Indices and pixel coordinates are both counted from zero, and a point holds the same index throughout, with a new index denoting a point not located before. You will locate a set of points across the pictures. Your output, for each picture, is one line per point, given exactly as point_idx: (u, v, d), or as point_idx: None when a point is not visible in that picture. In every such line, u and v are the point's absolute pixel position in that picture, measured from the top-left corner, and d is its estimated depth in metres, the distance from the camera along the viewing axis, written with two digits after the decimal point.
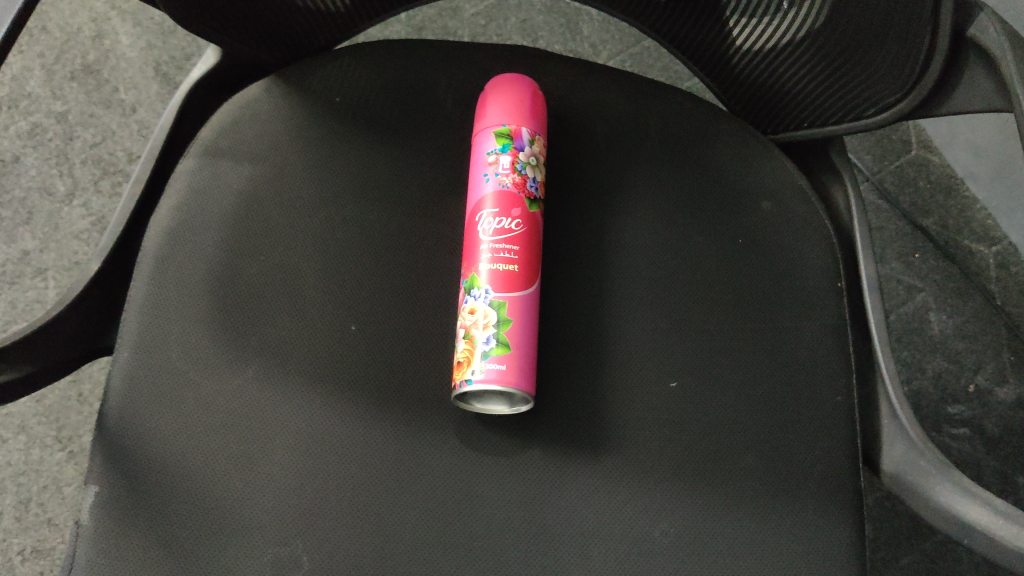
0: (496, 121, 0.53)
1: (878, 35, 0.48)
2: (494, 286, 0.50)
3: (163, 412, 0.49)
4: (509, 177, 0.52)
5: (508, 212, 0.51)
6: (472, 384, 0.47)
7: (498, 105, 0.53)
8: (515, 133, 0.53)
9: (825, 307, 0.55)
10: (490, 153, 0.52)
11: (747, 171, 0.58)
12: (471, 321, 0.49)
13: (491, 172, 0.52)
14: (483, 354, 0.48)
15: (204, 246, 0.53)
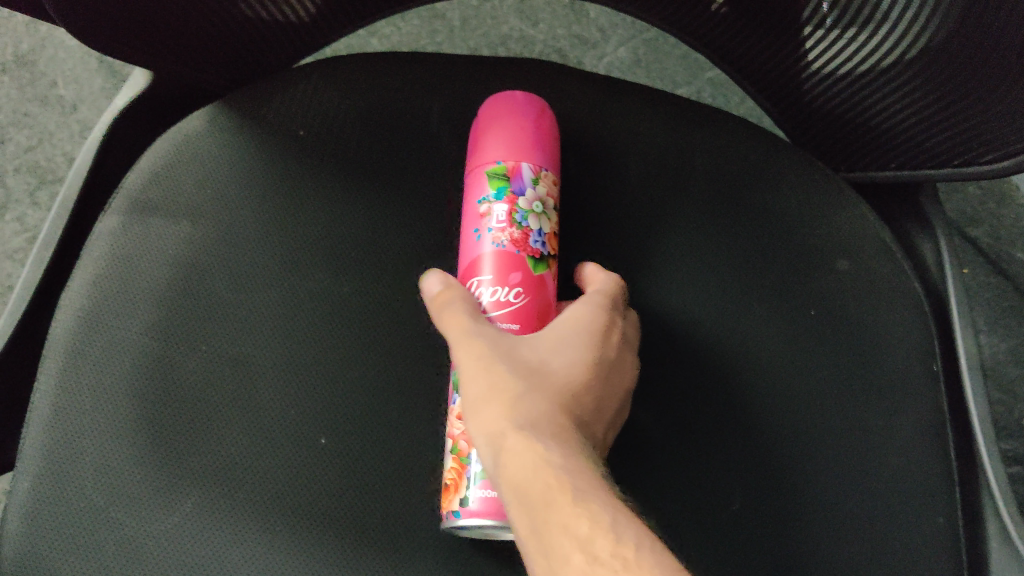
0: (488, 157, 0.41)
1: (1005, 68, 0.37)
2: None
3: (74, 565, 0.37)
4: (506, 233, 0.40)
5: (506, 278, 0.40)
6: (458, 518, 0.37)
7: (491, 135, 0.42)
8: (512, 172, 0.41)
9: (915, 400, 0.44)
10: (482, 199, 0.41)
11: (818, 219, 0.47)
12: (460, 429, 0.39)
13: (483, 227, 0.41)
14: (475, 477, 0.38)
15: (127, 334, 0.41)
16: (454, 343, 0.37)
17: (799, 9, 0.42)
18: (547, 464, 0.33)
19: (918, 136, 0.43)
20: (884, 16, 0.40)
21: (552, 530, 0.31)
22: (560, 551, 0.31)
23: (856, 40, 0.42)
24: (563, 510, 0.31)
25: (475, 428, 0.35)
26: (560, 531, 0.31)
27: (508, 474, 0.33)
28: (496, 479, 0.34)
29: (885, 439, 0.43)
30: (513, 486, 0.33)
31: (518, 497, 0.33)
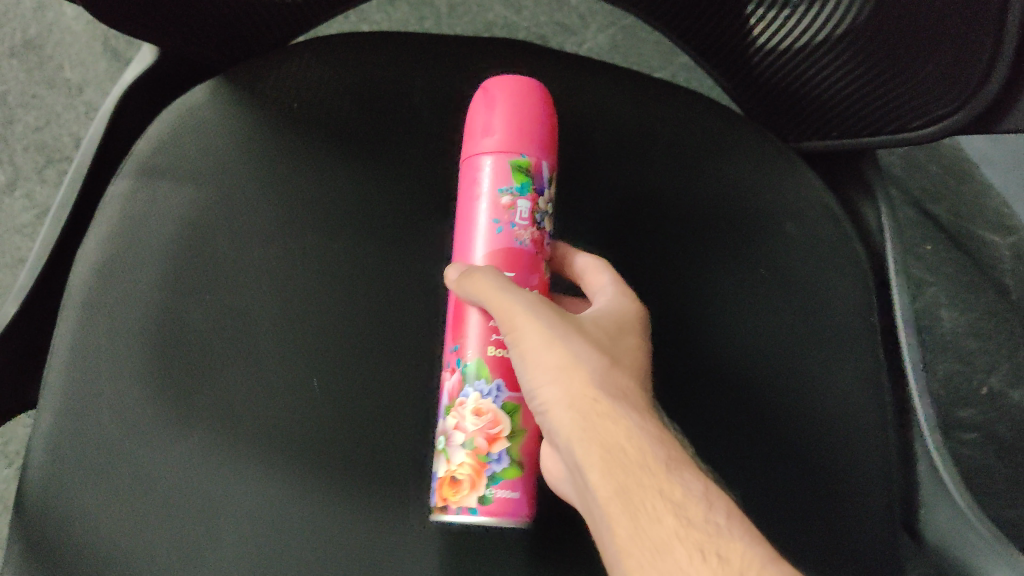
0: (514, 150, 0.43)
1: (930, 30, 0.42)
2: (508, 384, 0.43)
3: (93, 490, 0.42)
4: (528, 231, 0.44)
5: (527, 276, 0.44)
6: (476, 515, 0.41)
7: (515, 125, 0.43)
8: (535, 169, 0.44)
9: (857, 350, 0.48)
10: (505, 193, 0.43)
11: (769, 186, 0.51)
12: (473, 425, 0.42)
13: (505, 220, 0.44)
14: (493, 478, 0.42)
15: (138, 287, 0.45)
16: (510, 311, 0.40)
17: None
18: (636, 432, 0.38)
19: (858, 104, 0.48)
20: None
21: (647, 493, 0.37)
22: (660, 513, 0.37)
23: (794, 18, 0.47)
24: (658, 477, 0.37)
25: (547, 391, 0.39)
26: (656, 496, 0.37)
27: (594, 438, 0.38)
28: (575, 441, 0.39)
29: (822, 384, 0.48)
30: (601, 450, 0.38)
31: (607, 461, 0.38)
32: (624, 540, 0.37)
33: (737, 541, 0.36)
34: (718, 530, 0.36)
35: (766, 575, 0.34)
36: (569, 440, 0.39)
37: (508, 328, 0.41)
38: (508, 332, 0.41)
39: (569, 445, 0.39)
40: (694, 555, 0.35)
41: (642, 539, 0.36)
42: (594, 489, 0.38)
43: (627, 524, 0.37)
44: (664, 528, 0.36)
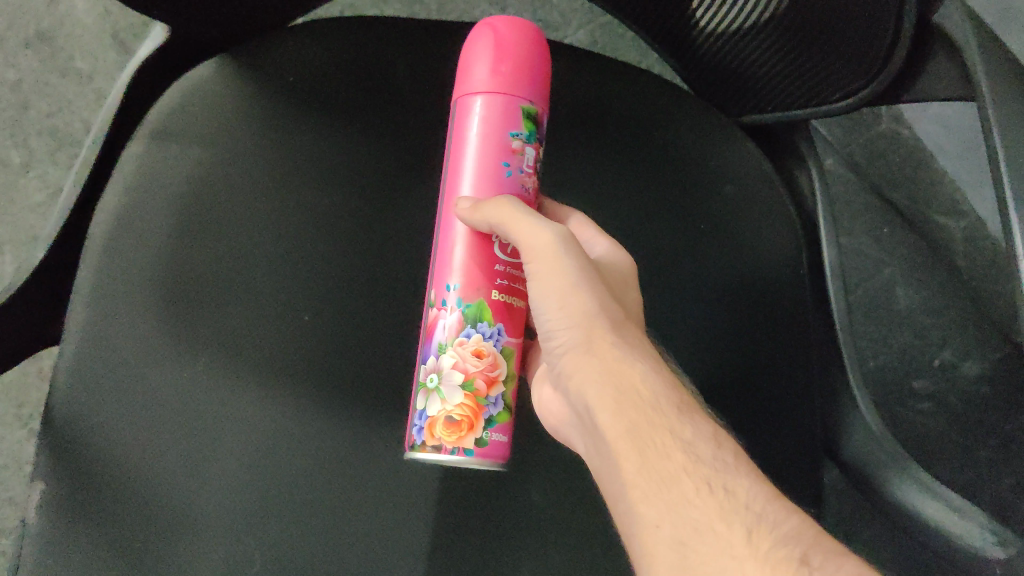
0: (528, 98, 0.47)
1: (842, 17, 0.48)
2: (507, 329, 0.47)
3: (111, 407, 0.48)
4: (529, 177, 0.48)
5: None
6: (472, 455, 0.45)
7: (529, 72, 0.47)
8: (539, 118, 0.48)
9: (785, 295, 0.55)
10: (517, 139, 0.47)
11: (713, 153, 0.57)
12: (476, 368, 0.46)
13: (514, 165, 0.47)
14: (490, 421, 0.46)
15: (151, 235, 0.51)
16: (542, 249, 0.44)
17: None
18: (649, 378, 0.42)
19: (788, 82, 0.54)
20: None
21: (659, 432, 0.40)
22: (669, 448, 0.40)
23: (730, 7, 0.53)
24: (669, 417, 0.41)
25: (570, 331, 0.43)
26: (665, 433, 0.40)
27: (610, 376, 0.42)
28: (592, 377, 0.42)
29: (754, 327, 0.55)
30: (614, 387, 0.42)
31: (621, 397, 0.41)
32: (629, 474, 0.40)
33: (741, 479, 0.39)
34: (723, 468, 0.40)
35: (768, 509, 0.38)
36: (586, 377, 0.43)
37: (536, 265, 0.44)
38: (536, 266, 0.45)
39: (586, 382, 0.43)
40: (700, 487, 0.39)
41: (649, 471, 0.40)
42: (607, 423, 0.42)
43: (636, 457, 0.40)
44: (672, 463, 0.40)
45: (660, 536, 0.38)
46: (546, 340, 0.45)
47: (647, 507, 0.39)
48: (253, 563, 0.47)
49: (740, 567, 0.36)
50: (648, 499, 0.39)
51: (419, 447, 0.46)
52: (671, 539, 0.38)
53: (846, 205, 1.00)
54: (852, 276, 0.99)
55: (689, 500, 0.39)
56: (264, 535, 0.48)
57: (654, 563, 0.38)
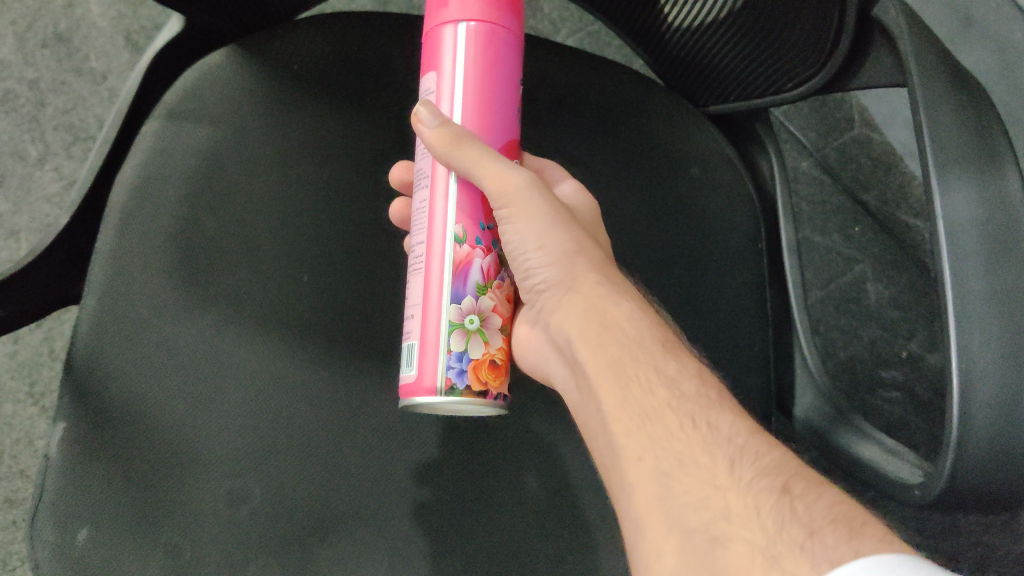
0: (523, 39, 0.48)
1: (793, 19, 0.54)
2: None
3: (127, 355, 0.53)
4: None
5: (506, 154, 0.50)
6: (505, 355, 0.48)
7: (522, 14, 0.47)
8: None
9: (743, 267, 0.61)
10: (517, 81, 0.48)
11: (682, 138, 0.63)
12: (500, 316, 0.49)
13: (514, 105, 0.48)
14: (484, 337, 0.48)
15: (165, 203, 0.56)
16: (513, 195, 0.45)
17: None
18: (633, 319, 0.46)
19: (746, 77, 0.60)
20: None
21: (644, 369, 0.45)
22: (654, 386, 0.44)
23: (693, 11, 0.59)
24: (654, 356, 0.45)
25: (549, 270, 0.47)
26: (649, 370, 0.45)
27: (596, 313, 0.46)
28: (579, 314, 0.47)
29: (713, 296, 0.60)
30: (596, 324, 0.46)
31: (606, 333, 0.46)
32: (613, 407, 0.44)
33: (724, 412, 0.43)
34: (706, 404, 0.44)
35: (750, 439, 0.42)
36: (572, 314, 0.47)
37: (508, 209, 0.46)
38: (510, 212, 0.46)
39: (572, 318, 0.47)
40: (684, 422, 0.43)
41: (635, 406, 0.44)
42: (590, 355, 0.46)
43: (620, 391, 0.44)
44: (656, 400, 0.43)
45: (641, 466, 0.42)
46: (522, 278, 0.48)
47: (631, 440, 0.43)
48: (253, 497, 0.52)
49: (720, 496, 0.40)
50: (630, 433, 0.43)
51: (479, 396, 0.45)
52: (654, 471, 0.41)
53: (821, 205, 1.06)
54: (824, 272, 1.04)
55: (673, 434, 0.42)
56: (265, 474, 0.53)
57: (637, 494, 0.41)
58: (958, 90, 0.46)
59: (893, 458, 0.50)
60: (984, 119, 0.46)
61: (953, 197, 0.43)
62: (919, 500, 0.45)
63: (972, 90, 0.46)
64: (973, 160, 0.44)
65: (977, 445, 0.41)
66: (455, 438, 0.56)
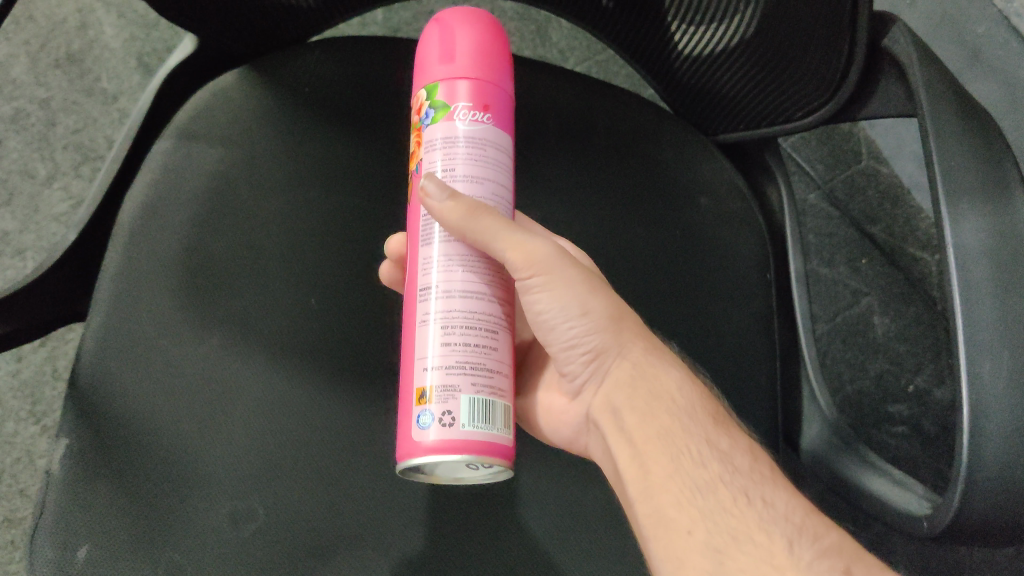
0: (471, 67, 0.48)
1: (799, 54, 0.54)
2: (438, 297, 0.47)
3: (132, 372, 0.53)
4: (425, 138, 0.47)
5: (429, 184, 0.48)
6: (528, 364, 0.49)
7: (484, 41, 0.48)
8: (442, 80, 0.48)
9: (752, 296, 0.61)
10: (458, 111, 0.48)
11: (690, 168, 0.63)
12: None
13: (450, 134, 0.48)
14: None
15: (173, 221, 0.57)
16: (542, 261, 0.44)
17: (662, 21, 0.60)
18: (680, 389, 0.48)
19: (757, 107, 0.60)
20: (715, 23, 0.57)
21: (695, 443, 0.46)
22: (706, 459, 0.45)
23: (702, 43, 0.59)
24: (706, 430, 0.47)
25: (595, 337, 0.47)
26: (701, 444, 0.46)
27: (644, 384, 0.47)
28: (626, 384, 0.47)
29: (720, 324, 0.60)
30: (642, 396, 0.47)
31: (656, 402, 0.47)
32: (661, 478, 0.44)
33: (777, 492, 0.45)
34: (758, 482, 0.46)
35: (799, 515, 0.44)
36: (619, 384, 0.48)
37: (541, 278, 0.45)
38: (537, 281, 0.45)
39: (618, 387, 0.48)
40: (737, 497, 0.44)
41: (686, 478, 0.44)
42: (635, 426, 0.46)
43: (669, 461, 0.45)
44: (709, 473, 0.45)
45: (690, 540, 0.42)
46: (562, 352, 0.48)
47: (681, 513, 0.43)
48: (256, 517, 0.52)
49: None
50: (680, 504, 0.43)
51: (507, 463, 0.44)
52: (705, 545, 0.42)
53: (828, 236, 1.06)
54: (830, 304, 1.03)
55: (726, 510, 0.43)
56: (268, 494, 0.52)
57: (683, 565, 0.42)
58: (969, 120, 0.46)
59: (900, 490, 0.50)
60: (995, 149, 0.46)
61: (963, 225, 0.43)
62: (926, 530, 0.45)
63: (982, 120, 0.47)
64: (985, 190, 0.44)
65: (987, 475, 0.40)
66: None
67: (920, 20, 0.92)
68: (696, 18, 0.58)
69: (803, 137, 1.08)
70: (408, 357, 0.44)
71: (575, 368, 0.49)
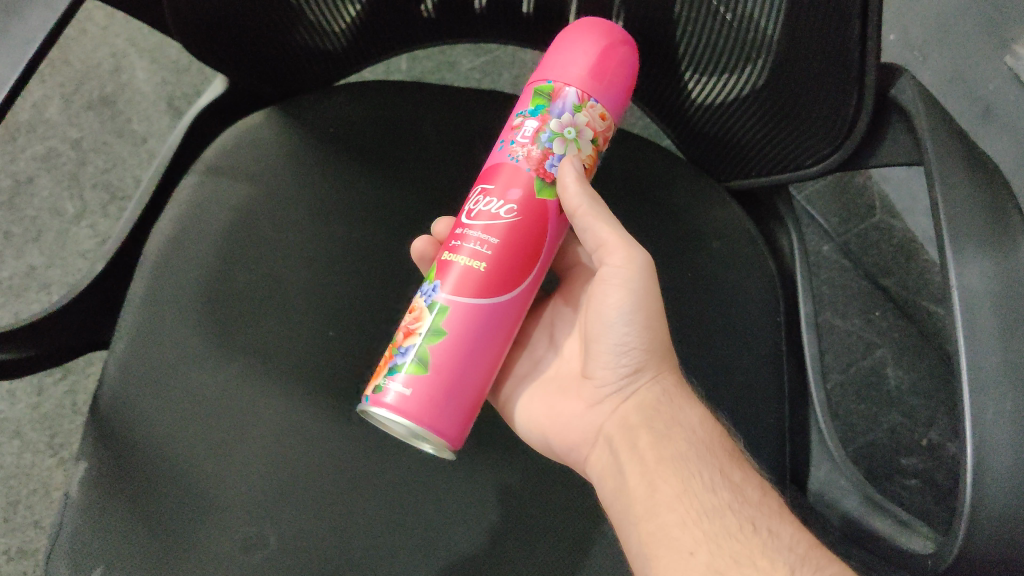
0: (547, 77, 0.49)
1: (808, 103, 0.55)
2: (442, 285, 0.49)
3: (152, 398, 0.54)
4: (528, 148, 0.50)
5: (509, 197, 0.49)
6: (369, 401, 0.49)
7: (577, 48, 0.49)
8: (557, 93, 0.49)
9: (763, 338, 0.61)
10: (519, 115, 0.50)
11: (702, 213, 0.64)
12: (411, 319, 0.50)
13: (517, 138, 0.50)
14: (397, 369, 0.48)
15: (199, 253, 0.59)
16: (634, 259, 0.50)
17: (678, 72, 0.62)
18: (705, 423, 0.52)
19: (772, 154, 0.61)
20: (727, 74, 0.59)
21: (708, 471, 0.48)
22: (717, 486, 0.47)
23: (716, 94, 0.61)
24: (721, 462, 0.49)
25: (639, 355, 0.52)
26: (716, 472, 0.48)
27: (667, 410, 0.52)
28: (650, 406, 0.52)
29: (730, 366, 0.60)
30: (664, 419, 0.51)
31: (674, 428, 0.51)
32: (671, 498, 0.47)
33: (785, 523, 0.46)
34: (769, 514, 0.47)
35: (809, 547, 0.45)
36: (643, 404, 0.52)
37: (623, 276, 0.50)
38: (618, 274, 0.51)
39: (641, 407, 0.52)
40: (745, 525, 0.45)
41: (694, 501, 0.47)
42: (649, 445, 0.51)
43: (678, 483, 0.48)
44: (718, 499, 0.47)
45: (693, 560, 0.44)
46: (608, 357, 0.53)
47: (685, 532, 0.45)
48: (267, 545, 0.52)
49: None
50: (685, 525, 0.46)
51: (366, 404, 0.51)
52: (705, 564, 0.44)
53: (842, 286, 1.07)
54: (842, 355, 1.04)
55: (731, 534, 0.45)
56: (279, 521, 0.53)
57: None
58: (973, 166, 0.48)
59: (906, 531, 0.51)
60: (1001, 194, 0.47)
61: (967, 268, 0.44)
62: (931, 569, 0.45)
63: (986, 167, 0.48)
64: (988, 233, 0.45)
65: (989, 514, 0.41)
66: (470, 494, 0.56)
67: (935, 76, 0.94)
68: (710, 70, 0.59)
69: (817, 190, 1.10)
70: (486, 366, 0.50)
71: (607, 385, 0.54)
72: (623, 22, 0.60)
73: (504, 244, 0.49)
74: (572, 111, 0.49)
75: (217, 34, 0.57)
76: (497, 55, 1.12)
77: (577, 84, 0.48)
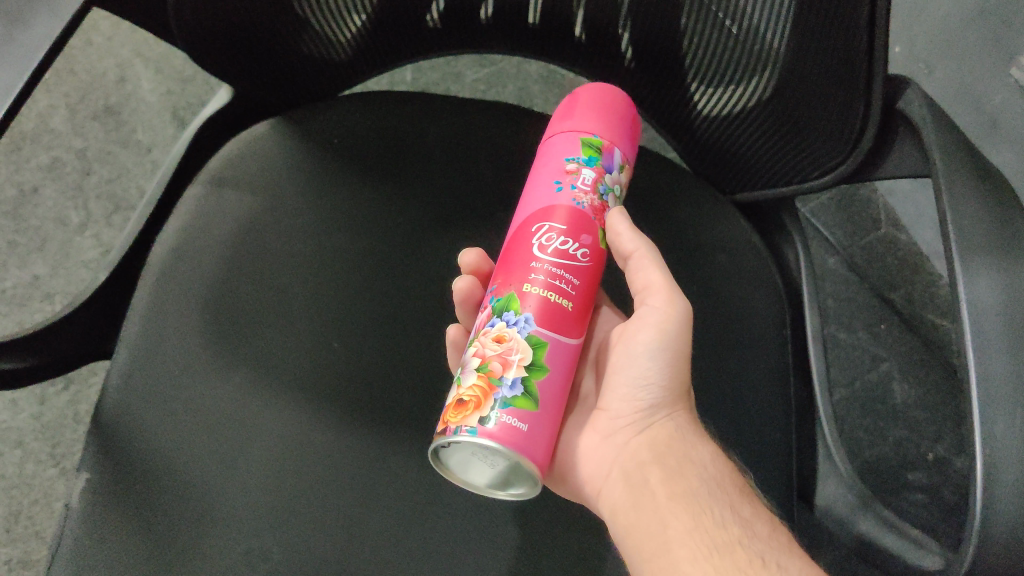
0: (591, 131, 0.50)
1: (817, 114, 0.55)
2: (537, 318, 0.47)
3: (154, 410, 0.54)
4: (588, 196, 0.49)
5: (581, 239, 0.48)
6: (474, 435, 0.44)
7: (592, 113, 0.51)
8: (608, 150, 0.50)
9: (769, 352, 0.61)
10: (571, 161, 0.49)
11: (708, 226, 0.64)
12: (499, 349, 0.47)
13: (571, 184, 0.49)
14: (501, 402, 0.45)
15: (203, 265, 0.59)
16: (674, 301, 0.50)
17: (685, 84, 0.61)
18: (716, 460, 0.51)
19: (780, 164, 0.61)
20: (735, 85, 0.58)
21: (718, 508, 0.48)
22: (727, 522, 0.47)
23: (723, 106, 0.61)
24: (731, 498, 0.49)
25: (659, 392, 0.51)
26: (727, 510, 0.48)
27: (682, 447, 0.51)
28: (664, 441, 0.51)
29: (737, 380, 0.60)
30: (677, 455, 0.50)
31: (686, 464, 0.50)
32: (682, 533, 0.47)
33: (791, 558, 0.46)
34: (778, 549, 0.46)
35: None
36: (657, 439, 0.51)
37: (661, 316, 0.50)
38: (654, 314, 0.50)
39: (655, 441, 0.51)
40: (755, 561, 0.45)
41: (705, 537, 0.46)
42: (661, 481, 0.50)
43: (691, 520, 0.47)
44: (728, 535, 0.46)
45: None
46: (625, 391, 0.51)
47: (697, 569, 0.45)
48: (269, 559, 0.52)
49: None
50: (696, 561, 0.45)
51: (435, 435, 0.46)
52: None
53: (847, 299, 1.06)
54: (847, 369, 1.03)
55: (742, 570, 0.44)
56: (281, 534, 0.52)
57: None
58: (981, 179, 0.47)
59: (917, 548, 0.50)
60: (1009, 207, 0.46)
61: (976, 282, 0.44)
62: None
63: (993, 180, 0.48)
64: (997, 246, 0.45)
65: (999, 530, 0.40)
66: (475, 509, 0.55)
67: (941, 89, 0.94)
68: (717, 82, 0.59)
69: (822, 203, 1.10)
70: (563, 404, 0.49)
71: (616, 419, 0.52)
72: (629, 33, 0.60)
73: (584, 283, 0.48)
74: (617, 169, 0.51)
75: (222, 44, 0.57)
76: (502, 67, 1.12)
77: (621, 145, 0.51)
